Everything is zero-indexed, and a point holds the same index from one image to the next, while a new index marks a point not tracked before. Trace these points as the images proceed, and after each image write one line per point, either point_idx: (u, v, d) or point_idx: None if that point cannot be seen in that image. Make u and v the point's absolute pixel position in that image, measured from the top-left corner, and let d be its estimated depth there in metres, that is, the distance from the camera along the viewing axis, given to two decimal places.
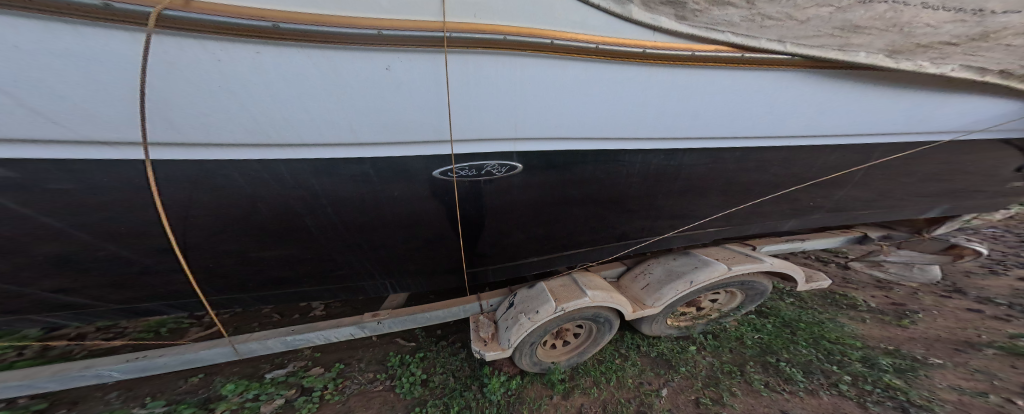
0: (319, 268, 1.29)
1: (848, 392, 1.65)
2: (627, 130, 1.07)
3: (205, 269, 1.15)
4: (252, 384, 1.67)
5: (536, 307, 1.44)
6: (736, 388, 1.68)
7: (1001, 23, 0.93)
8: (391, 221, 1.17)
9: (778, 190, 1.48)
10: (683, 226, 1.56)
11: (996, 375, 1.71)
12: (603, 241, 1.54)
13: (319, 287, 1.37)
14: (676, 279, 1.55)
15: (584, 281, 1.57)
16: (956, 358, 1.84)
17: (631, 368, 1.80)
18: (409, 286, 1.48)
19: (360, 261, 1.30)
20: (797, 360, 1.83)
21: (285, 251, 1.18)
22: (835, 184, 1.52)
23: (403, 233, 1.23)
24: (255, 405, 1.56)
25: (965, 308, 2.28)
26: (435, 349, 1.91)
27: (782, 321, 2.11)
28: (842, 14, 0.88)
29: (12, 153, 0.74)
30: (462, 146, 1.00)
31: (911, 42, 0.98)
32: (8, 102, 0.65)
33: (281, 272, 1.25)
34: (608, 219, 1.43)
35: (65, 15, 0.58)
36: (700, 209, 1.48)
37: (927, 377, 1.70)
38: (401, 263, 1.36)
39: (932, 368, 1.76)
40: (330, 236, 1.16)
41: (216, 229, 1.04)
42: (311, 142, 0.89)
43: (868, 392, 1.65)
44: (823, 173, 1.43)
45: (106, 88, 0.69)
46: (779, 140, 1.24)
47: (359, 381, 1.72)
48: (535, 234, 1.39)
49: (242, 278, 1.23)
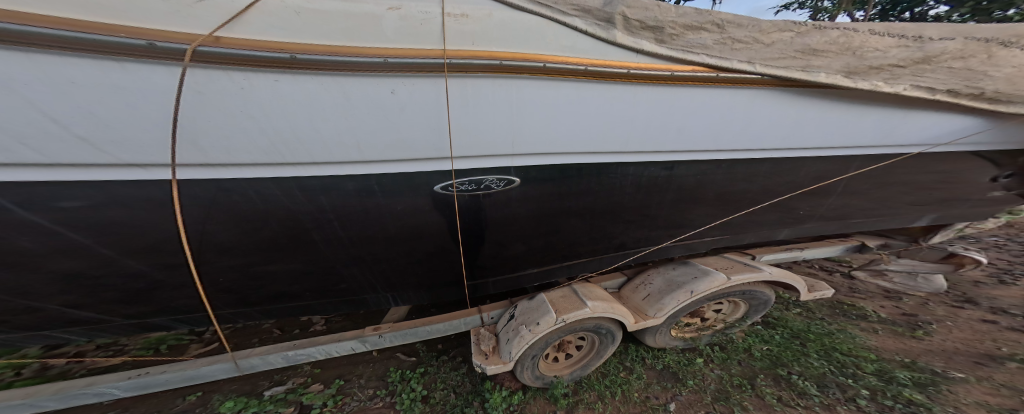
0: (323, 281, 1.31)
1: (867, 407, 1.62)
2: (618, 145, 1.12)
3: (218, 284, 1.19)
4: (252, 401, 1.67)
5: (536, 319, 1.44)
6: (747, 403, 1.69)
7: (938, 48, 1.08)
8: (393, 234, 1.20)
9: (772, 198, 1.51)
10: (681, 235, 1.58)
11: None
12: (602, 251, 1.56)
13: (323, 300, 1.39)
14: (676, 289, 1.56)
15: (584, 291, 1.58)
16: (978, 372, 1.79)
17: (637, 382, 1.86)
18: (410, 300, 1.50)
19: (363, 274, 1.32)
20: (809, 373, 1.83)
21: (295, 267, 1.22)
22: (825, 194, 1.55)
23: (405, 246, 1.26)
24: None
25: (979, 319, 2.24)
26: (436, 364, 1.93)
27: (791, 332, 2.15)
28: (802, 38, 1.03)
29: (59, 177, 0.82)
30: (461, 161, 1.05)
31: (867, 63, 1.06)
32: (60, 131, 0.72)
33: (288, 287, 1.29)
34: (606, 230, 1.45)
35: (117, 55, 0.67)
36: (695, 219, 1.50)
37: (951, 392, 1.66)
38: (401, 275, 1.38)
39: (954, 382, 1.72)
40: (336, 251, 1.20)
41: (230, 244, 1.08)
42: (322, 160, 0.94)
43: (890, 407, 1.61)
44: (811, 182, 1.46)
45: (147, 117, 0.76)
46: (765, 152, 1.28)
47: (359, 398, 1.73)
48: (534, 244, 1.42)
49: (247, 292, 1.26)
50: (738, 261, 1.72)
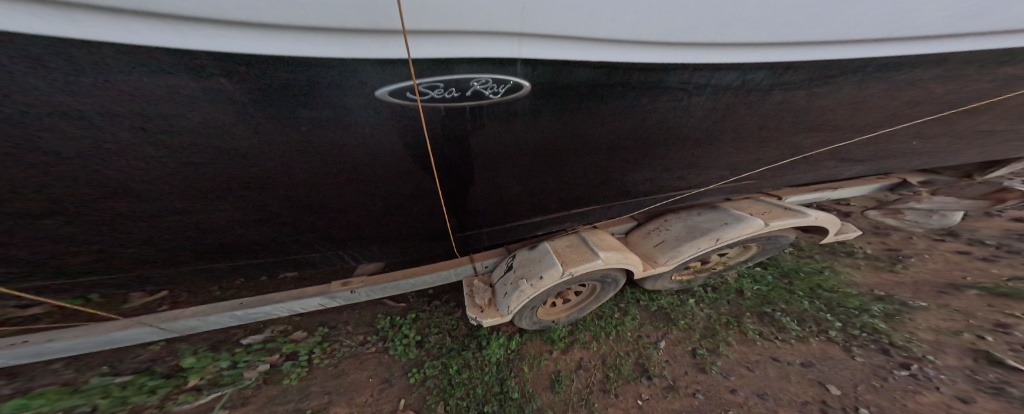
0: (263, 213, 1.08)
1: (835, 337, 1.80)
2: (667, 34, 0.78)
3: (140, 227, 1.01)
4: (223, 353, 1.64)
5: (539, 272, 1.29)
6: (731, 339, 1.84)
7: None
8: (341, 161, 0.95)
9: (812, 133, 1.31)
10: (691, 178, 1.41)
11: (973, 314, 1.83)
12: (604, 195, 1.37)
13: (274, 240, 1.20)
14: (699, 236, 1.39)
15: (595, 240, 1.41)
16: (939, 300, 1.92)
17: (630, 322, 1.93)
18: (394, 248, 1.36)
19: (314, 208, 1.11)
20: (792, 309, 1.94)
21: (228, 202, 1.01)
22: (867, 129, 1.35)
23: (360, 179, 1.03)
24: (235, 372, 1.57)
25: (954, 250, 2.25)
26: (428, 310, 1.91)
27: (781, 271, 2.15)
28: None
29: None
30: (429, 41, 0.67)
31: None
32: None
33: (235, 227, 1.11)
34: (611, 168, 1.24)
35: None
36: (710, 157, 1.31)
37: (910, 320, 1.84)
38: (361, 215, 1.18)
39: (916, 310, 1.87)
40: (277, 183, 0.99)
41: (89, 155, 0.77)
42: (182, 50, 0.61)
43: (855, 336, 1.80)
44: (857, 114, 1.25)
45: None
46: (857, 50, 0.96)
47: (348, 344, 1.75)
48: (527, 181, 1.19)
49: (194, 234, 1.09)
50: (774, 206, 1.55)
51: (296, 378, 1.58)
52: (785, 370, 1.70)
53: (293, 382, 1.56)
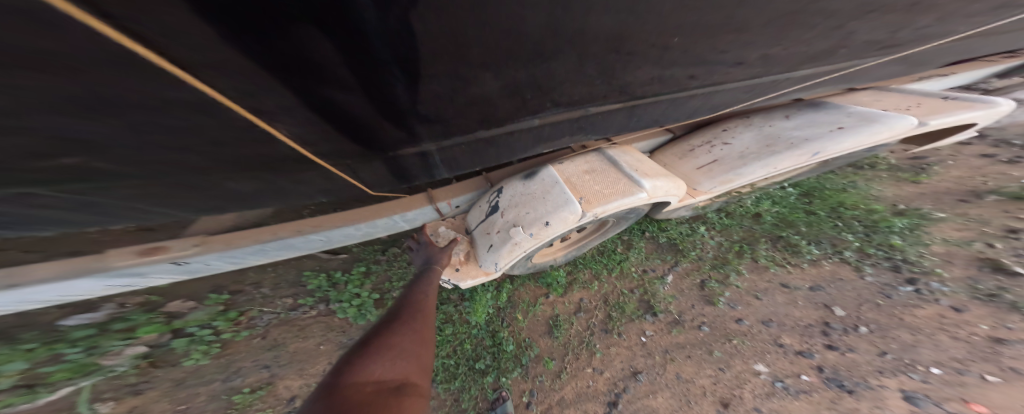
0: None
1: (849, 258, 1.66)
2: None
3: None
4: (41, 343, 1.23)
5: (543, 217, 0.98)
6: (742, 268, 1.65)
7: None
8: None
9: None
10: (720, 76, 0.95)
11: (988, 222, 1.70)
12: (603, 101, 0.89)
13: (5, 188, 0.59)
14: (794, 150, 1.14)
15: (630, 163, 1.09)
16: (957, 210, 1.78)
17: (634, 255, 1.68)
18: (293, 191, 0.88)
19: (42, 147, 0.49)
20: (810, 231, 1.76)
21: None
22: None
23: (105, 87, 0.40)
24: (83, 363, 1.20)
25: (977, 155, 2.04)
26: (383, 260, 1.53)
27: (804, 190, 1.94)
28: None
29: None
30: None
31: None
32: None
33: None
34: (629, 52, 0.72)
35: None
36: (770, 36, 0.81)
37: (926, 233, 1.69)
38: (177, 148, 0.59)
39: (934, 222, 1.73)
40: None
41: None
42: None
43: (869, 255, 1.65)
44: None
45: None
46: None
47: (275, 310, 1.41)
48: (493, 75, 0.66)
49: None
50: (926, 100, 1.29)
51: (204, 356, 1.28)
52: (793, 295, 1.55)
53: (198, 361, 1.27)
